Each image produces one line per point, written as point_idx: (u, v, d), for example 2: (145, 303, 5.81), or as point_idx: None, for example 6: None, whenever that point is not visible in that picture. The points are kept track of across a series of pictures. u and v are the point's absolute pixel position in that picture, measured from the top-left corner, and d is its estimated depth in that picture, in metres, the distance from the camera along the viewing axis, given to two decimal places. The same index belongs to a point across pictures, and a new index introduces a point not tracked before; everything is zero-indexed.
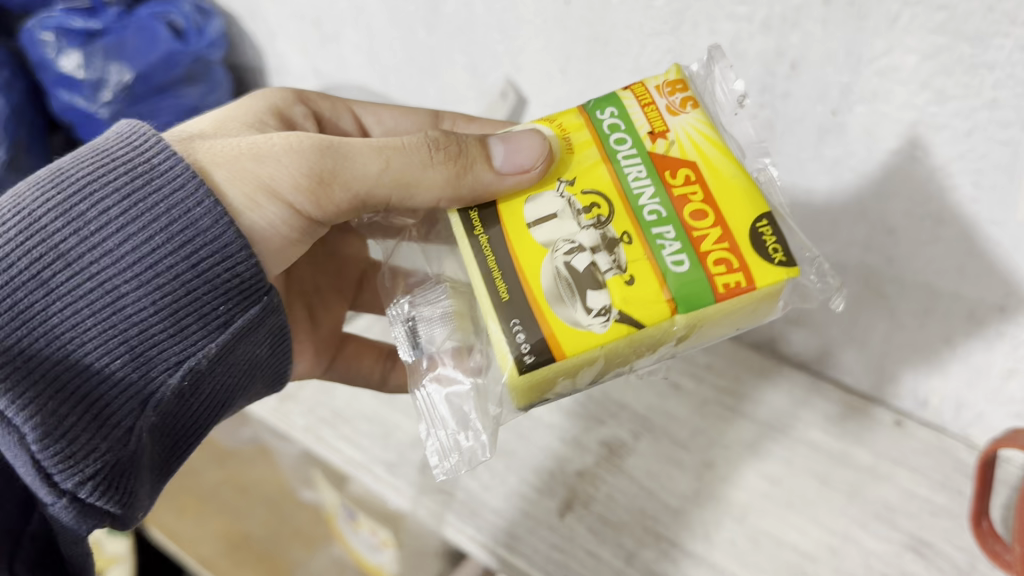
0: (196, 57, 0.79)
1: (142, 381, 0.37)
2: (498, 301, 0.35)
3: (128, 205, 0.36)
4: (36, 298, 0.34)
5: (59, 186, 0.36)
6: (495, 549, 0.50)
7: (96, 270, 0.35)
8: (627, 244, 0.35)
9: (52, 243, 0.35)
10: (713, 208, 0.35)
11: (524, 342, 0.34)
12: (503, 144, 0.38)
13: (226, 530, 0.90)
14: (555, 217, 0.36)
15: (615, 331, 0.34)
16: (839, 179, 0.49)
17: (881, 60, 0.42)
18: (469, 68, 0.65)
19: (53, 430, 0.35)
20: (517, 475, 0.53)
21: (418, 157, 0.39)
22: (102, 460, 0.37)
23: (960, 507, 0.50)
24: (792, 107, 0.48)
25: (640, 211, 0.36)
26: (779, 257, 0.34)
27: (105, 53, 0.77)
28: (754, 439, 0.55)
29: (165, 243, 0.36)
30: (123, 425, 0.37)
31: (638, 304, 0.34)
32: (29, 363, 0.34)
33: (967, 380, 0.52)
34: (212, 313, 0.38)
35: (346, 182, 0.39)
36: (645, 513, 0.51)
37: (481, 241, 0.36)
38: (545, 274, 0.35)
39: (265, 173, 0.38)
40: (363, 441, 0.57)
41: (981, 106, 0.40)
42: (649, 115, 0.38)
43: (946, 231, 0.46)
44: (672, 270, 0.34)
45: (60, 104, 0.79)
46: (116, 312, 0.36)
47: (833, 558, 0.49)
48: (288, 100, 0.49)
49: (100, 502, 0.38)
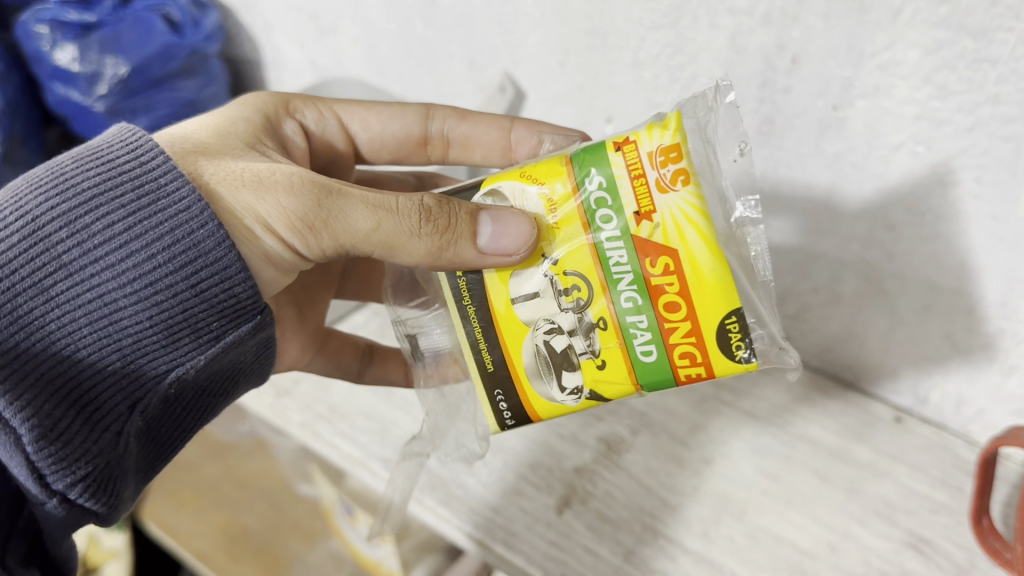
0: (193, 50, 0.78)
1: (134, 387, 0.37)
2: (484, 372, 0.41)
3: (133, 222, 0.35)
4: (35, 304, 0.34)
5: (63, 192, 0.35)
6: (491, 546, 0.49)
7: (96, 282, 0.35)
8: (601, 330, 0.38)
9: (54, 252, 0.34)
10: (686, 302, 0.36)
11: (506, 408, 0.41)
12: (492, 220, 0.38)
13: (224, 523, 0.88)
14: (537, 295, 0.39)
15: (585, 403, 0.40)
16: (839, 174, 0.49)
17: (882, 54, 0.42)
18: (466, 62, 0.64)
19: (47, 433, 0.35)
20: (514, 472, 0.53)
21: (407, 224, 0.38)
22: (92, 464, 0.37)
23: (960, 505, 0.50)
24: (792, 102, 0.48)
25: (616, 297, 0.38)
26: (742, 356, 0.36)
27: (101, 45, 0.76)
28: (753, 436, 0.54)
29: (167, 262, 0.35)
30: (112, 429, 0.37)
31: (606, 384, 0.39)
32: (26, 366, 0.34)
33: (967, 376, 0.52)
34: (204, 327, 0.38)
35: (334, 234, 0.39)
36: (643, 510, 0.50)
37: (470, 311, 0.41)
38: (526, 350, 0.40)
39: (258, 216, 0.38)
40: (360, 437, 0.56)
41: (984, 101, 0.40)
42: (637, 192, 0.36)
43: (947, 227, 0.46)
44: (640, 359, 0.38)
45: (56, 98, 0.79)
46: (111, 323, 0.35)
47: (832, 555, 0.48)
48: (277, 113, 0.49)
49: (86, 502, 0.38)
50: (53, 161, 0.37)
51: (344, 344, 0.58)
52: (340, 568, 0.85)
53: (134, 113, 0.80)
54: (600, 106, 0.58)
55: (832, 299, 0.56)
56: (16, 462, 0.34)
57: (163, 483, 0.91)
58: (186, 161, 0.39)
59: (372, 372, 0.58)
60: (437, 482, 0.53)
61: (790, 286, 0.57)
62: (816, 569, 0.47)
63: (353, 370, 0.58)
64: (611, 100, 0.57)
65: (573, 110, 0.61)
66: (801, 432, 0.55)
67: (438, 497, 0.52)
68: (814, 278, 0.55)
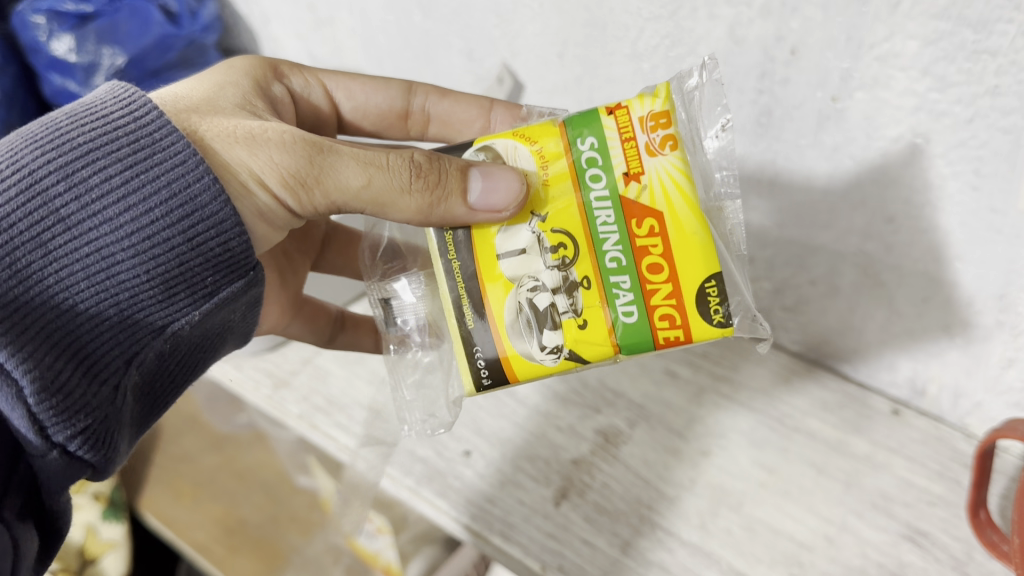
0: (190, 40, 0.78)
1: (131, 342, 0.37)
2: (464, 328, 0.40)
3: (130, 176, 0.35)
4: (34, 259, 0.34)
5: (58, 147, 0.35)
6: (488, 538, 0.49)
7: (94, 235, 0.35)
8: (585, 289, 0.39)
9: (52, 205, 0.34)
10: (669, 263, 0.37)
11: (483, 363, 0.40)
12: (482, 178, 0.38)
13: (222, 514, 0.89)
14: (523, 252, 0.40)
15: (564, 364, 0.40)
16: (838, 166, 0.49)
17: (881, 46, 0.42)
18: (464, 53, 0.64)
19: (49, 386, 0.35)
20: (511, 464, 0.53)
21: (397, 179, 0.38)
22: (91, 417, 0.37)
23: (958, 497, 0.50)
24: (791, 94, 0.48)
25: (602, 256, 0.38)
26: (719, 319, 0.37)
27: (98, 36, 0.76)
28: (751, 428, 0.54)
29: (165, 215, 0.35)
30: (109, 382, 0.37)
31: (586, 344, 0.39)
32: (26, 319, 0.33)
33: (965, 369, 0.52)
34: (199, 281, 0.38)
35: (326, 190, 0.38)
36: (641, 501, 0.50)
37: (454, 266, 0.41)
38: (508, 306, 0.40)
39: (251, 172, 0.38)
40: (358, 428, 0.56)
41: (984, 93, 0.40)
42: (628, 154, 0.38)
43: (945, 220, 0.46)
44: (621, 320, 0.39)
45: (53, 89, 0.79)
46: (108, 277, 0.35)
47: (830, 548, 0.48)
48: (266, 75, 0.48)
49: (84, 455, 0.38)
50: (44, 116, 0.36)
51: (318, 309, 0.59)
52: (338, 561, 0.85)
53: None
54: (599, 97, 0.58)
55: (830, 291, 0.55)
56: (18, 414, 0.34)
57: (161, 476, 0.91)
58: (179, 118, 0.38)
59: (344, 339, 0.59)
60: (434, 474, 0.53)
61: (788, 277, 0.57)
62: (813, 562, 0.47)
63: (323, 336, 0.58)
64: (609, 91, 0.57)
65: (571, 102, 0.61)
66: (799, 424, 0.55)
67: (436, 489, 0.52)
68: (812, 270, 0.55)
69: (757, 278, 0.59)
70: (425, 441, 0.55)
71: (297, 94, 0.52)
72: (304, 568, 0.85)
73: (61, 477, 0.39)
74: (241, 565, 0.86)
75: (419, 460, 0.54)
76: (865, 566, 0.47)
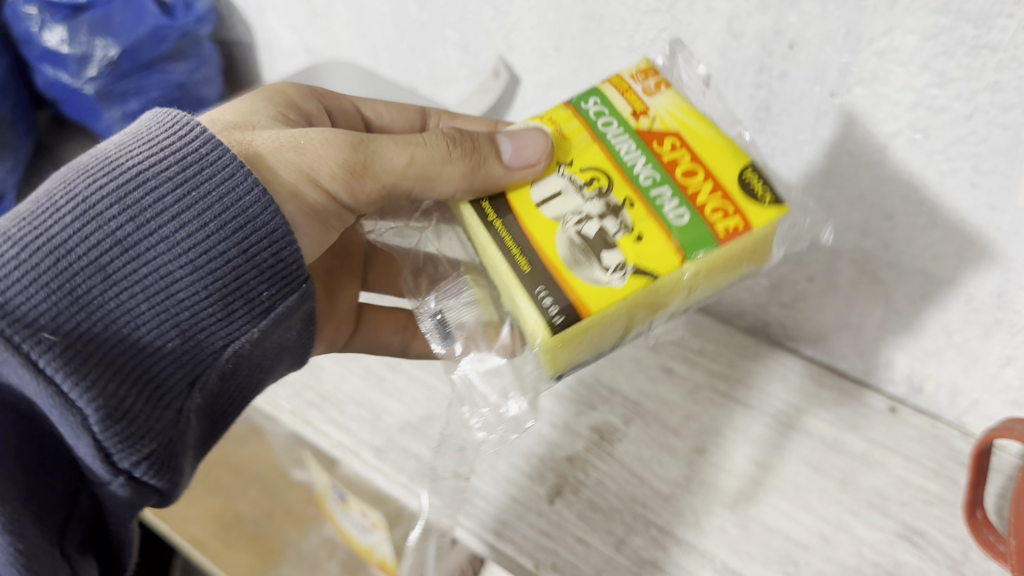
0: (185, 32, 0.76)
1: (193, 362, 0.39)
2: (521, 273, 0.38)
3: (182, 194, 0.37)
4: (94, 284, 0.35)
5: (111, 175, 0.37)
6: (481, 536, 0.49)
7: (152, 255, 0.36)
8: (630, 208, 0.40)
9: (109, 230, 0.36)
10: (702, 167, 0.41)
11: (553, 306, 0.37)
12: (511, 140, 0.42)
13: (217, 507, 0.88)
14: (560, 193, 0.41)
15: (633, 284, 0.38)
16: (836, 162, 0.49)
17: (880, 40, 0.42)
18: (460, 45, 0.63)
19: (114, 411, 0.35)
20: (506, 461, 0.53)
21: (438, 152, 0.42)
22: (156, 441, 0.38)
23: (954, 496, 0.49)
24: (789, 89, 0.48)
25: (636, 178, 0.41)
26: (769, 198, 0.39)
27: (91, 27, 0.74)
28: (746, 425, 0.54)
29: (218, 230, 0.37)
30: (173, 406, 0.38)
31: (648, 258, 0.38)
32: (89, 345, 0.35)
33: (962, 367, 0.52)
34: (256, 297, 0.39)
35: (376, 173, 0.42)
36: (635, 499, 0.50)
37: (497, 226, 0.40)
38: (561, 243, 0.39)
39: (306, 164, 0.40)
40: (351, 424, 0.56)
41: (983, 89, 0.40)
42: (629, 99, 0.44)
43: (942, 217, 0.46)
44: (674, 224, 0.39)
45: (45, 80, 0.77)
46: (169, 297, 0.37)
47: (825, 546, 0.48)
48: (303, 95, 0.49)
49: (152, 480, 0.38)
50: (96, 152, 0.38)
51: (384, 320, 0.57)
52: (334, 556, 0.85)
53: (124, 97, 0.78)
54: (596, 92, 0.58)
55: (827, 288, 0.55)
56: (85, 443, 0.35)
57: None
58: (230, 136, 0.41)
59: (418, 346, 0.56)
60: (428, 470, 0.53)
61: (785, 274, 0.57)
62: (808, 561, 0.47)
63: (395, 346, 0.57)
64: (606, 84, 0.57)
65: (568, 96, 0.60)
66: (795, 422, 0.54)
67: (430, 486, 0.52)
68: (809, 267, 0.55)
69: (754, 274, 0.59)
70: (418, 438, 0.54)
71: (333, 111, 0.51)
72: (299, 563, 0.85)
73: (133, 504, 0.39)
74: (235, 560, 0.85)
75: (412, 456, 0.53)
76: (860, 565, 0.47)
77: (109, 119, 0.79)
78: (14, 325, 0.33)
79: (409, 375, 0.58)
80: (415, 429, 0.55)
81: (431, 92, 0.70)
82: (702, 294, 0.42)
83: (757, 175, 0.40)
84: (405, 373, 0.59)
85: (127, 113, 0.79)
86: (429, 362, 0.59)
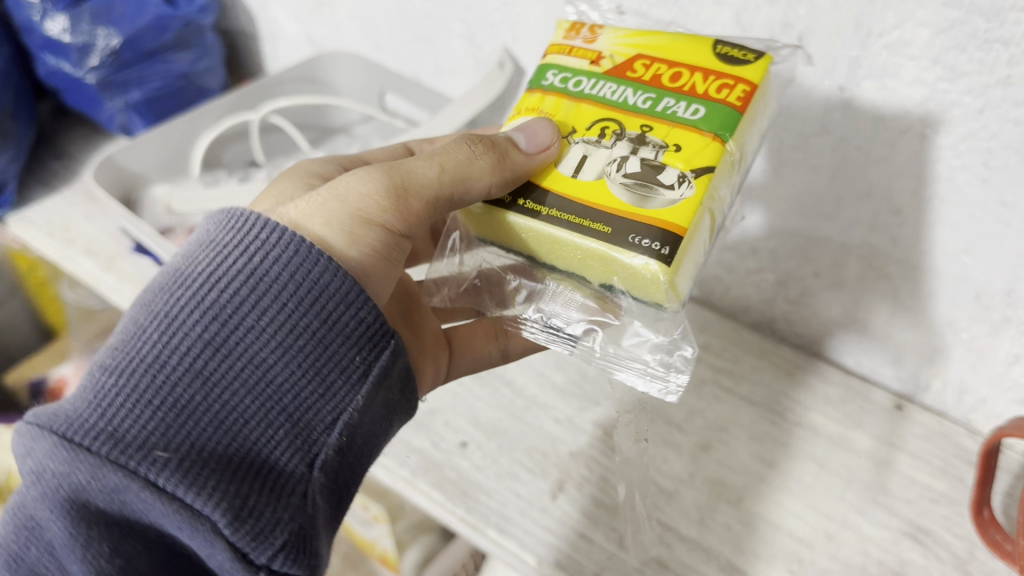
0: (186, 22, 0.73)
1: (306, 446, 0.37)
2: (607, 236, 0.37)
3: (254, 281, 0.36)
4: (194, 392, 0.35)
5: (183, 285, 0.36)
6: (483, 531, 0.48)
7: (242, 348, 0.36)
8: (652, 132, 0.40)
9: (196, 335, 0.35)
10: (683, 65, 0.41)
11: (649, 241, 0.37)
12: (520, 131, 0.40)
13: None
14: (586, 156, 0.40)
15: (701, 183, 0.38)
16: (844, 157, 0.48)
17: (891, 33, 0.41)
18: (465, 37, 0.63)
19: (237, 510, 0.34)
20: (508, 456, 0.51)
21: (464, 152, 0.39)
22: (290, 530, 0.35)
23: (961, 495, 0.49)
24: (798, 82, 0.47)
25: (636, 106, 0.41)
26: (750, 55, 0.40)
27: (93, 15, 0.68)
28: (751, 422, 0.54)
29: (299, 305, 0.37)
30: (298, 491, 0.36)
31: (696, 154, 0.38)
32: (200, 454, 0.34)
33: (970, 364, 0.51)
34: (351, 363, 0.38)
35: (419, 193, 0.39)
36: (639, 495, 0.49)
37: (551, 212, 0.39)
38: (617, 192, 0.38)
39: (353, 206, 0.39)
40: None
41: (995, 83, 0.39)
42: (580, 55, 0.44)
43: (953, 213, 0.45)
44: (694, 118, 0.39)
45: (47, 69, 0.73)
46: (268, 385, 0.36)
47: (830, 544, 0.47)
48: (324, 168, 0.48)
49: (296, 573, 0.35)
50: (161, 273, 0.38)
51: (473, 331, 0.52)
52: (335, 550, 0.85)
53: (126, 87, 0.74)
54: None
55: (834, 284, 0.55)
56: (218, 548, 0.33)
57: None
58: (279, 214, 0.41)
59: (516, 344, 0.51)
60: (430, 465, 0.51)
61: (792, 270, 0.56)
62: (813, 558, 0.46)
63: (495, 354, 0.52)
64: None
65: None
66: (800, 419, 0.54)
67: (431, 481, 0.50)
68: (817, 262, 0.54)
69: (760, 269, 0.58)
70: (421, 432, 0.53)
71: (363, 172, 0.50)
72: None
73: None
74: None
75: (415, 450, 0.52)
76: (866, 563, 0.46)
77: (112, 109, 0.75)
78: (124, 452, 0.33)
79: None
80: (418, 424, 0.54)
81: (436, 82, 0.69)
82: (743, 166, 0.42)
83: (727, 46, 0.41)
84: None
85: (130, 104, 0.75)
86: None
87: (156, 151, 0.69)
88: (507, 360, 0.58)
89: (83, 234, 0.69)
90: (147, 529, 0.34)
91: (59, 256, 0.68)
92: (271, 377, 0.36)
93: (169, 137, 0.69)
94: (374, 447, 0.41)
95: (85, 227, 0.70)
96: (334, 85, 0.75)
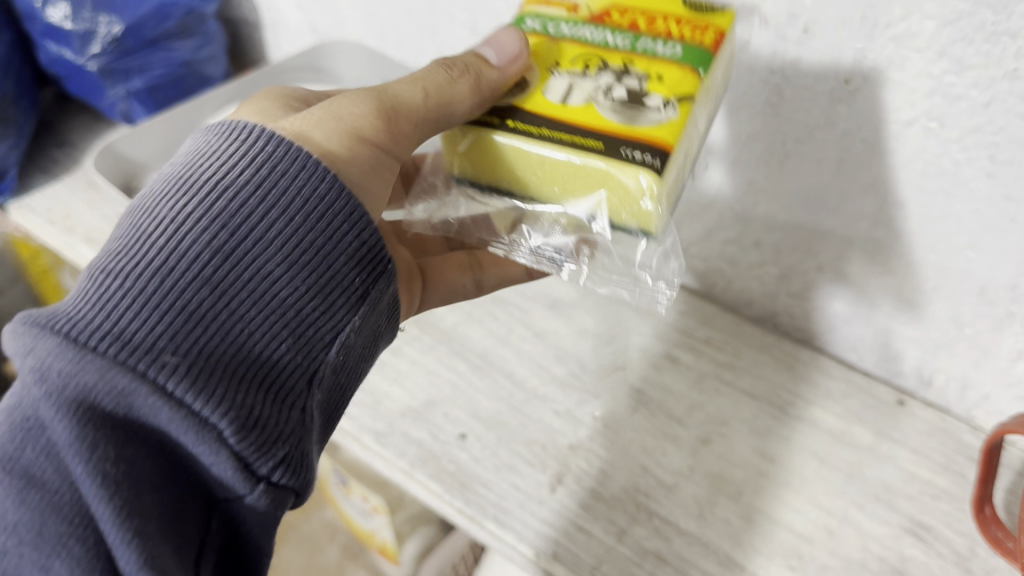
0: (190, 9, 0.72)
1: (306, 361, 0.36)
2: (596, 150, 0.37)
3: (263, 193, 0.36)
4: (203, 296, 0.33)
5: (187, 191, 0.35)
6: (482, 522, 0.47)
7: (248, 257, 0.35)
8: (635, 65, 0.41)
9: (203, 240, 0.34)
10: (657, 14, 0.43)
11: (642, 155, 0.36)
12: (489, 45, 0.41)
13: None
14: (570, 85, 0.41)
15: (685, 108, 0.38)
16: (849, 150, 0.48)
17: (897, 25, 0.41)
18: (468, 25, 0.62)
19: (244, 420, 0.32)
20: (508, 449, 0.51)
21: (442, 75, 0.41)
22: (290, 446, 0.34)
23: (962, 492, 0.49)
24: (803, 74, 0.47)
25: (617, 43, 0.42)
26: (712, 9, 0.43)
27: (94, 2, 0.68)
28: (752, 416, 0.53)
29: (304, 220, 0.36)
30: (298, 406, 0.35)
31: (680, 83, 0.39)
32: (207, 360, 0.33)
33: (974, 360, 0.51)
34: (350, 284, 0.38)
35: (408, 114, 0.40)
36: (638, 489, 0.49)
37: (538, 129, 0.39)
38: (603, 113, 0.39)
39: (349, 123, 0.39)
40: (352, 408, 0.54)
41: (1002, 76, 0.39)
42: (556, 6, 0.45)
43: (957, 207, 0.45)
44: (675, 53, 0.40)
45: (49, 56, 0.73)
46: (274, 298, 0.35)
47: (830, 540, 0.47)
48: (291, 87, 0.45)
49: (290, 485, 0.34)
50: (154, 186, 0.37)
51: (445, 265, 0.53)
52: (335, 540, 0.86)
53: (128, 74, 0.73)
54: None
55: (837, 278, 0.54)
56: (224, 457, 0.32)
57: None
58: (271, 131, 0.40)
59: (494, 275, 0.54)
60: (429, 456, 0.51)
61: (795, 263, 0.56)
62: (813, 554, 0.46)
63: (469, 286, 0.54)
64: None
65: None
66: (801, 413, 0.54)
67: (430, 472, 0.50)
68: (820, 256, 0.54)
69: (763, 262, 0.58)
70: (420, 423, 0.53)
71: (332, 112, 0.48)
72: (300, 546, 0.85)
73: (280, 515, 0.35)
74: None
75: (414, 441, 0.52)
76: (866, 560, 0.46)
77: (114, 96, 0.75)
78: (131, 355, 0.31)
79: (412, 360, 0.57)
80: (417, 415, 0.53)
81: None
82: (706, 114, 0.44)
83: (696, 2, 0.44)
84: (409, 357, 0.57)
85: (131, 91, 0.74)
86: (433, 348, 0.58)
87: (158, 138, 0.68)
88: (508, 351, 0.58)
89: (84, 222, 0.69)
90: (151, 434, 0.32)
91: (59, 243, 0.68)
92: (271, 282, 0.35)
93: (172, 124, 0.69)
94: (359, 376, 0.41)
95: (86, 215, 0.70)
96: (337, 72, 0.75)
